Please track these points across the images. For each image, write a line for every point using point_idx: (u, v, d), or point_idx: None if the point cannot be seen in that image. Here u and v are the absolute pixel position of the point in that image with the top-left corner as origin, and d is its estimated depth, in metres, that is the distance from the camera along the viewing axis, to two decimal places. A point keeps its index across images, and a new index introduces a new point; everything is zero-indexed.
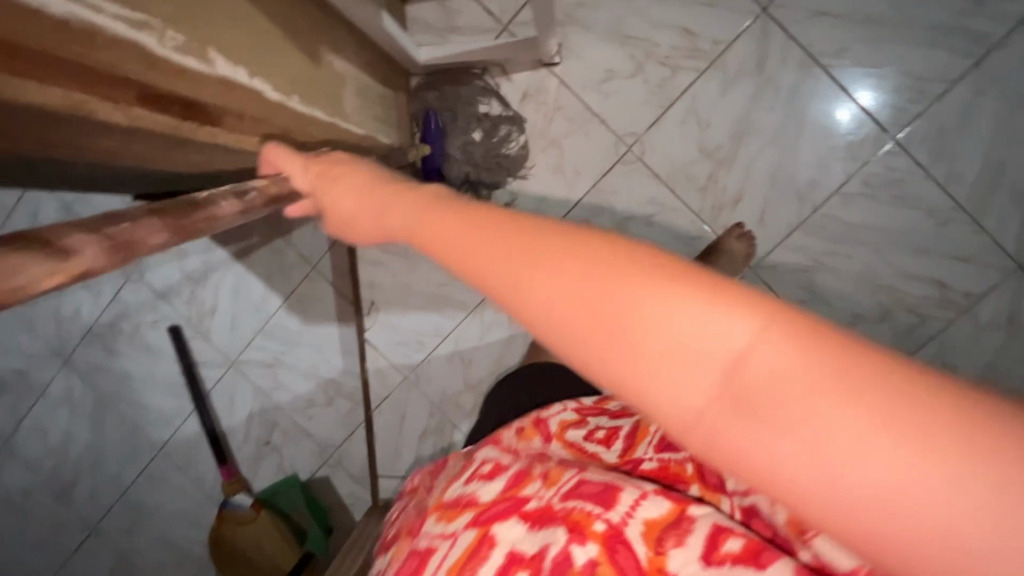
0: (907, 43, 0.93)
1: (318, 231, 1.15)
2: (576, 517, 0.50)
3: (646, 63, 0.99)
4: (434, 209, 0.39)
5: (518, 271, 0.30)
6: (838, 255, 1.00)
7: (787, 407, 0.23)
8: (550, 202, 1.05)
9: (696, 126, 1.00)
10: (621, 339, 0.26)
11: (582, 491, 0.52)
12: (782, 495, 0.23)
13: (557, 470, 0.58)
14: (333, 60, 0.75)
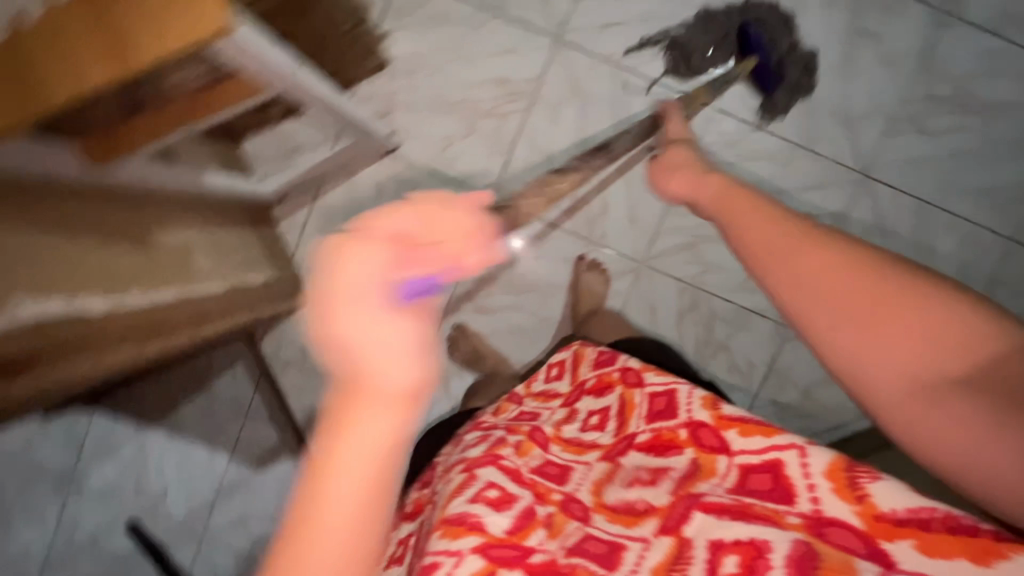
0: (690, 25, 1.02)
1: (239, 377, 1.16)
2: (582, 575, 0.45)
3: (476, 119, 1.05)
4: (739, 200, 0.54)
5: (812, 262, 0.45)
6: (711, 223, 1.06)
7: (941, 372, 0.40)
8: None
9: (544, 157, 1.05)
10: (873, 314, 0.42)
11: (586, 547, 0.47)
12: (919, 427, 0.40)
13: (559, 517, 0.50)
14: (168, 234, 0.76)
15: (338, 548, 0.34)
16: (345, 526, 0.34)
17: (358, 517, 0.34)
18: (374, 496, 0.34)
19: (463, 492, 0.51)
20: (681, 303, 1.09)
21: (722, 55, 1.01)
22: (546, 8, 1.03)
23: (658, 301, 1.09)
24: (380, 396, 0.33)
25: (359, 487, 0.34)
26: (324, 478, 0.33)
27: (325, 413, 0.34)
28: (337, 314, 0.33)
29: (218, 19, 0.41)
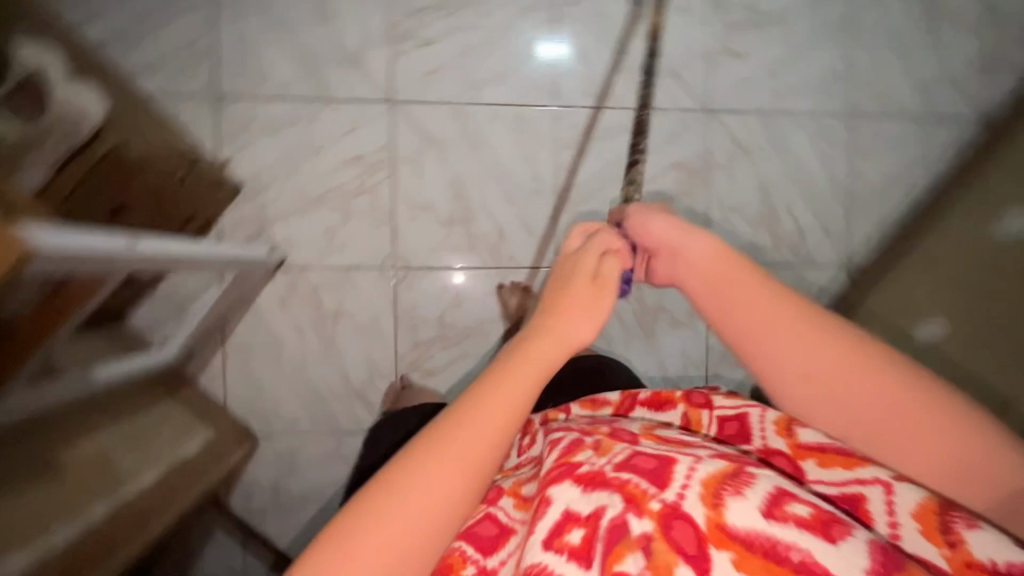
0: (504, 42, 1.07)
1: (218, 550, 1.06)
2: (632, 489, 0.46)
3: (348, 203, 1.04)
4: (716, 284, 0.57)
5: (788, 356, 0.53)
6: (601, 205, 1.11)
7: (962, 467, 0.49)
8: (379, 355, 1.06)
9: (426, 209, 1.06)
10: (892, 412, 0.50)
11: (635, 463, 0.49)
12: (901, 461, 0.51)
13: (609, 440, 0.53)
14: (76, 450, 0.71)
15: (445, 473, 0.44)
16: (460, 470, 0.45)
17: (468, 472, 0.45)
18: (487, 448, 0.46)
19: (530, 475, 0.58)
20: None
21: (551, 41, 1.07)
22: (368, 76, 1.04)
23: None
24: (526, 386, 0.49)
25: (471, 448, 0.46)
26: (454, 422, 0.47)
27: (471, 388, 0.49)
28: (535, 348, 0.52)
29: (12, 250, 0.44)
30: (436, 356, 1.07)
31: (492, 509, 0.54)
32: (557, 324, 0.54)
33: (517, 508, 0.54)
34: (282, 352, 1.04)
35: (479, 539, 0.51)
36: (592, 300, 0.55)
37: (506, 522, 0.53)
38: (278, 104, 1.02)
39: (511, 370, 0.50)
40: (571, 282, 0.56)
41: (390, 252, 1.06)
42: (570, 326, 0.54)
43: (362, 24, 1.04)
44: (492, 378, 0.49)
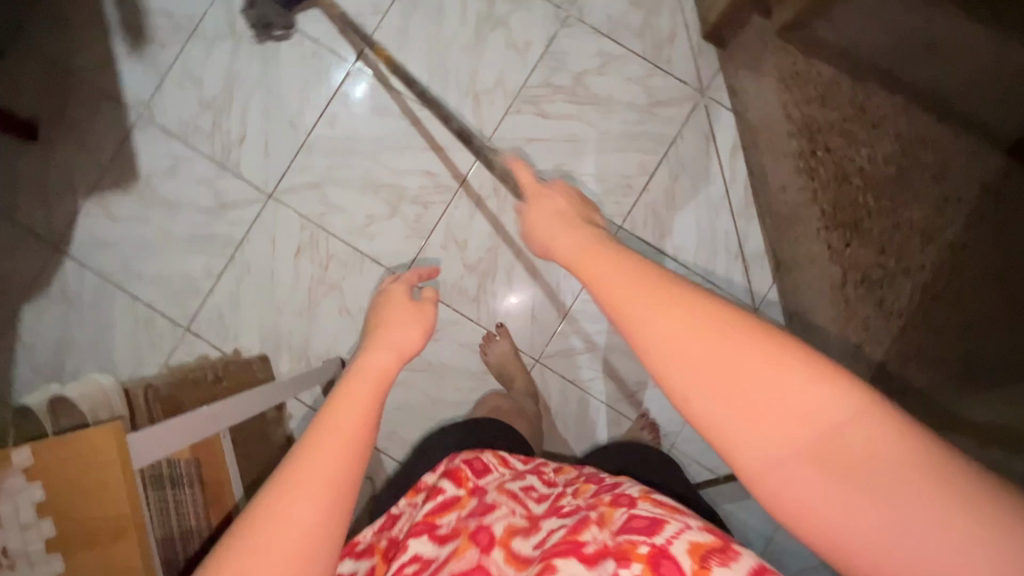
0: (280, 78, 1.13)
1: None
2: (624, 544, 0.43)
3: (328, 279, 1.12)
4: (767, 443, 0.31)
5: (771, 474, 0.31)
6: (457, 74, 1.12)
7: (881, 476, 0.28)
8: (465, 333, 1.11)
9: (373, 220, 1.12)
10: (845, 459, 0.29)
11: (631, 525, 0.45)
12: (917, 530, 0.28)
13: (609, 512, 0.49)
14: None
15: (317, 497, 0.40)
16: (332, 488, 0.41)
17: (339, 488, 0.41)
18: (344, 467, 0.42)
19: (526, 536, 0.53)
20: (531, 110, 1.13)
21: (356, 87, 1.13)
22: (239, 199, 1.12)
23: (526, 131, 1.13)
24: (368, 397, 0.47)
25: (333, 458, 0.42)
26: (320, 436, 0.43)
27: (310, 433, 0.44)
28: (369, 361, 0.51)
29: (106, 428, 0.46)
30: (496, 289, 1.11)
31: (486, 556, 0.50)
32: (388, 334, 0.56)
33: (510, 560, 0.50)
34: (414, 406, 1.11)
35: None
36: (410, 329, 0.57)
37: (498, 571, 0.49)
38: (218, 285, 1.11)
39: (355, 389, 0.48)
40: (385, 306, 0.59)
41: (387, 271, 1.11)
42: (391, 341, 0.54)
43: (195, 178, 1.12)
44: (335, 400, 0.46)
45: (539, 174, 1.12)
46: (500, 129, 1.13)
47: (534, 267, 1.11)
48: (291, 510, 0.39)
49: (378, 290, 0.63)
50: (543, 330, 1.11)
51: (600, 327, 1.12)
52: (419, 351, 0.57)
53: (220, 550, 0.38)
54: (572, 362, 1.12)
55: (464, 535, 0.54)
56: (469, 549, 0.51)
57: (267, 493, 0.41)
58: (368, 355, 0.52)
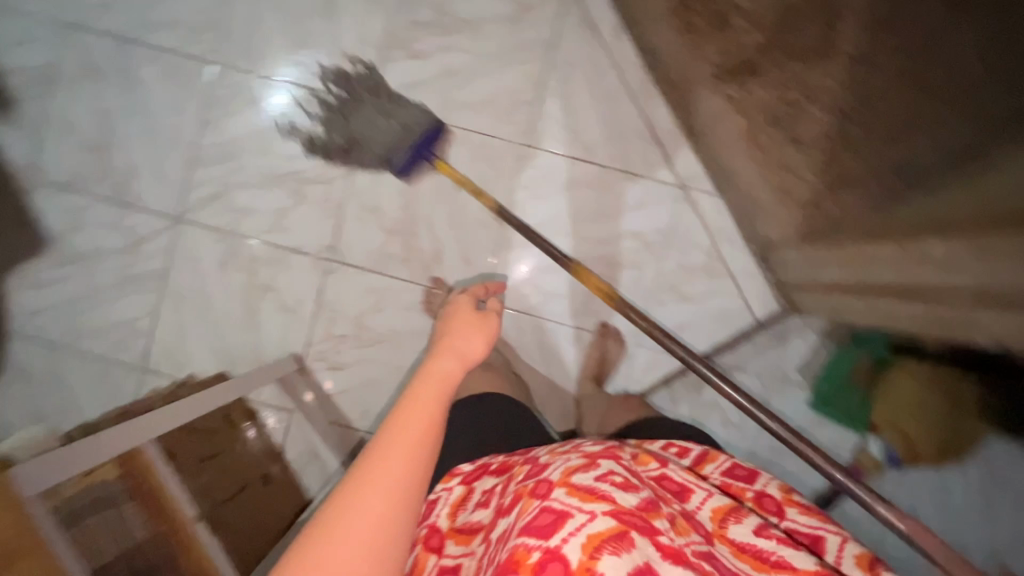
0: (149, 101, 1.11)
1: None
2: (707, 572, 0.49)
3: (259, 282, 1.11)
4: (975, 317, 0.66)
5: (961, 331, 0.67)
6: (319, 43, 1.09)
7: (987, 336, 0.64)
8: (406, 296, 1.11)
9: (283, 212, 1.10)
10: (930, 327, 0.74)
11: None
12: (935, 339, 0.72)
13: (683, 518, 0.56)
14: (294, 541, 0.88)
15: (407, 457, 0.52)
16: (420, 454, 0.53)
17: (423, 448, 0.54)
18: (424, 441, 0.55)
19: (586, 469, 0.57)
20: (403, 55, 1.08)
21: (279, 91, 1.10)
22: (150, 231, 1.11)
23: (405, 78, 1.09)
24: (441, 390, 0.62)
25: (403, 453, 0.52)
26: (412, 410, 0.57)
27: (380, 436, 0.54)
28: (440, 365, 0.66)
29: None
30: (422, 243, 1.10)
31: (548, 502, 0.54)
32: (451, 345, 0.72)
33: (573, 493, 0.53)
34: (379, 379, 1.11)
35: (538, 529, 0.51)
36: (467, 348, 0.73)
37: (565, 508, 0.52)
38: (157, 319, 1.12)
39: (431, 380, 0.63)
40: (452, 322, 0.79)
41: (312, 258, 1.11)
42: (451, 353, 0.70)
43: (102, 224, 1.11)
44: (419, 394, 0.60)
45: (430, 119, 1.09)
46: (378, 84, 1.09)
47: (452, 211, 1.09)
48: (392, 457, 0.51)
49: (446, 305, 0.85)
50: (481, 270, 1.10)
51: (535, 252, 1.10)
52: (478, 357, 0.73)
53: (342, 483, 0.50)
54: (519, 294, 1.11)
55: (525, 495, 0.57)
56: (531, 502, 0.55)
57: (373, 447, 0.53)
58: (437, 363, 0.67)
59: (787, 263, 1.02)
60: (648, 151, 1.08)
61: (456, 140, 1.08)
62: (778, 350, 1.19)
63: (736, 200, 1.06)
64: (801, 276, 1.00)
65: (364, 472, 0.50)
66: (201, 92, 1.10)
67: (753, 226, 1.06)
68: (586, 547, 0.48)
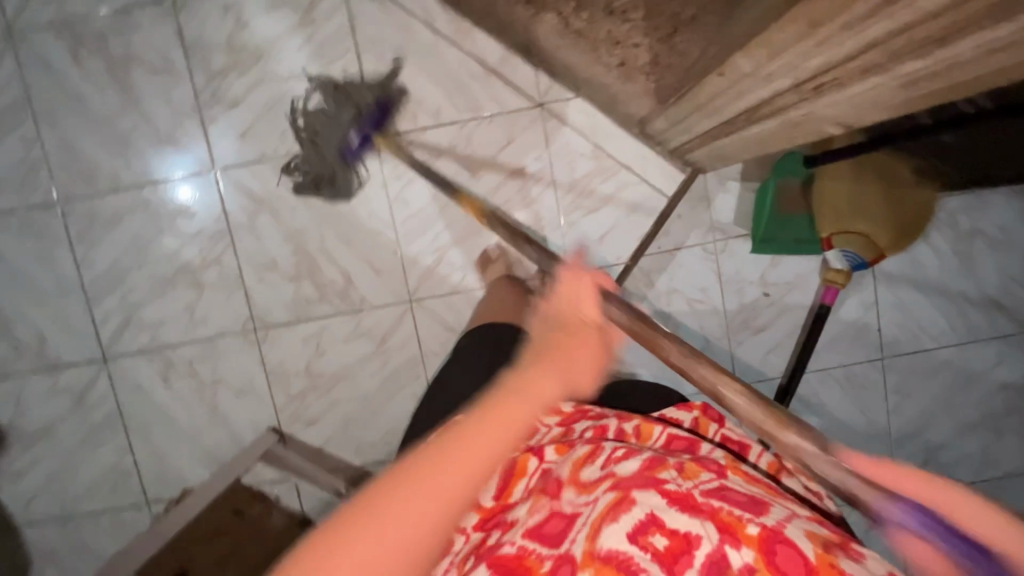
0: (21, 266, 1.10)
1: None
2: (726, 517, 0.45)
3: (205, 379, 1.12)
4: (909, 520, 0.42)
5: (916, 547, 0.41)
6: (142, 137, 1.06)
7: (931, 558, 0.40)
8: (340, 329, 1.10)
9: (192, 307, 1.10)
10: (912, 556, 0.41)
11: (726, 495, 0.47)
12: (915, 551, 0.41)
13: (694, 464, 0.51)
14: None
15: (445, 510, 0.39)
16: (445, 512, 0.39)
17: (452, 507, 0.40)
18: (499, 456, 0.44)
19: (592, 459, 0.55)
20: (222, 109, 1.05)
21: (178, 195, 1.08)
22: (86, 380, 1.12)
23: (233, 130, 1.06)
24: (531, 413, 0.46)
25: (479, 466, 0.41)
26: (478, 430, 0.43)
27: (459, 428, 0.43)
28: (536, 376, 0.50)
29: None
30: (329, 276, 1.09)
31: (559, 502, 0.53)
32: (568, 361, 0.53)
33: (580, 492, 0.53)
34: (354, 414, 1.13)
35: (546, 535, 0.51)
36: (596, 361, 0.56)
37: (574, 509, 0.52)
38: (135, 453, 1.14)
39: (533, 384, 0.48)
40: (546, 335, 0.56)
41: (240, 336, 1.11)
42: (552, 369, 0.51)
43: (42, 394, 1.13)
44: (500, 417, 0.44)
45: (277, 157, 1.06)
46: (214, 148, 1.06)
47: (341, 233, 1.08)
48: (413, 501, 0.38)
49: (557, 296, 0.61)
50: (393, 274, 1.09)
51: (434, 233, 1.08)
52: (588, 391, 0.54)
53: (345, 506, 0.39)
54: (438, 279, 1.09)
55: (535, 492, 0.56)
56: (543, 501, 0.54)
57: (401, 472, 0.40)
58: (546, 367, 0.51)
59: (659, 136, 1.01)
60: (492, 87, 1.04)
61: (313, 162, 1.06)
62: (706, 213, 1.17)
63: (595, 97, 1.02)
64: (681, 138, 0.96)
65: (369, 505, 0.38)
66: (63, 235, 1.09)
67: (620, 113, 1.02)
68: (588, 540, 0.48)
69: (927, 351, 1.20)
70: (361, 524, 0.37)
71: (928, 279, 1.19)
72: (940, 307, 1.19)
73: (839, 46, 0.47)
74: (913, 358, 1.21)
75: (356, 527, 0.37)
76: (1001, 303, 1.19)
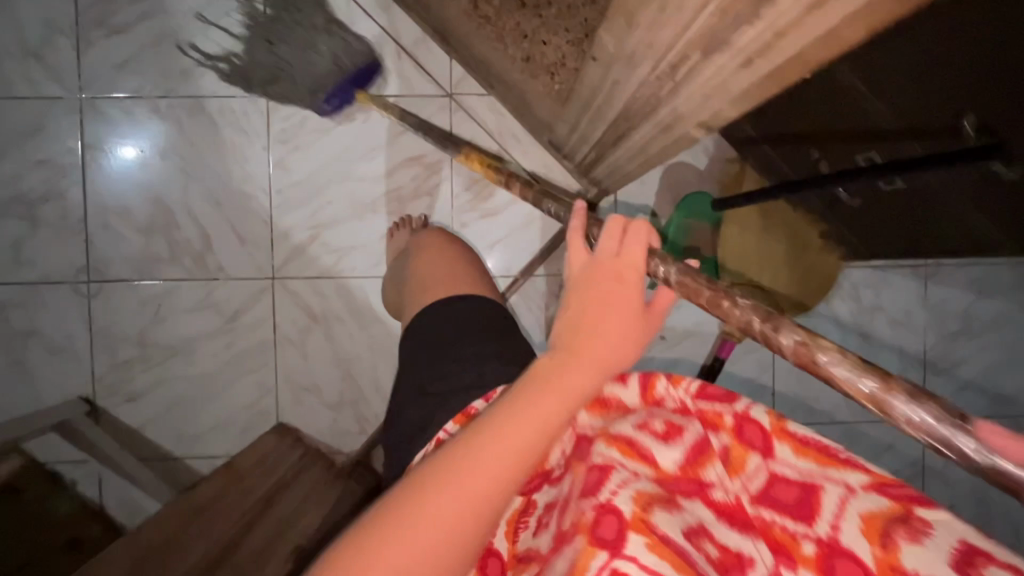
0: None
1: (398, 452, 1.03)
2: (780, 535, 0.38)
3: (16, 327, 0.97)
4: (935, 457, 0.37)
5: None
6: (4, 45, 0.94)
7: None
8: (186, 296, 0.98)
9: (19, 243, 0.96)
10: None
11: (781, 492, 0.40)
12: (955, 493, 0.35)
13: (738, 441, 0.43)
14: None
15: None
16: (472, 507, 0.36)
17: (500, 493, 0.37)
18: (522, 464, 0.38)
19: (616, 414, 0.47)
20: (102, 33, 0.95)
21: (29, 115, 0.95)
22: None
23: (113, 59, 0.96)
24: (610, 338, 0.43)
25: (463, 504, 0.35)
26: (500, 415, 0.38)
27: (441, 476, 0.36)
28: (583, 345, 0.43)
29: None
30: (185, 234, 0.98)
31: (587, 459, 0.44)
32: (586, 350, 0.42)
33: (611, 445, 0.44)
34: (184, 393, 0.99)
35: (597, 542, 0.38)
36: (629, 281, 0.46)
37: (610, 460, 0.43)
38: None
39: (538, 408, 0.39)
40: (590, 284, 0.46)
41: (69, 285, 0.97)
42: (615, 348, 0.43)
43: None
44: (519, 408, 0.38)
45: (154, 96, 0.96)
46: (86, 73, 0.96)
47: (209, 189, 0.97)
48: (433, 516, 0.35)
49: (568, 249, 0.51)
50: (258, 245, 0.98)
51: (313, 209, 0.99)
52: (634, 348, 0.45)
53: (348, 544, 0.34)
54: (307, 260, 0.99)
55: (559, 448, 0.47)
56: (575, 471, 0.44)
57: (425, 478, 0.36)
58: (591, 335, 0.43)
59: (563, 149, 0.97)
60: (402, 69, 1.00)
61: (191, 109, 0.97)
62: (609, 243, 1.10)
63: (507, 96, 0.97)
64: (580, 150, 0.90)
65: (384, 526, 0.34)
66: None
67: (530, 119, 0.98)
68: (638, 501, 0.39)
69: (820, 426, 1.15)
70: (376, 562, 0.33)
71: None
72: None
73: (680, 9, 0.42)
74: (801, 429, 1.15)
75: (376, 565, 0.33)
76: None
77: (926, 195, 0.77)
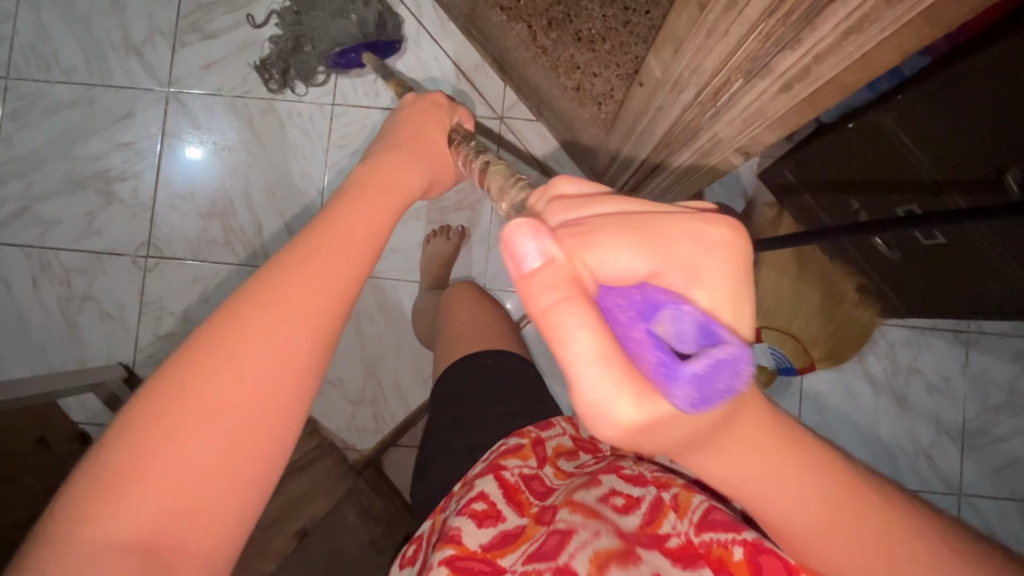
0: None
1: (409, 457, 1.03)
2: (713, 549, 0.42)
3: (76, 290, 1.04)
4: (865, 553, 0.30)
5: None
6: (114, 41, 1.06)
7: None
8: (232, 279, 1.04)
9: (92, 215, 1.05)
10: None
11: (712, 519, 0.44)
12: None
13: (684, 494, 0.47)
14: None
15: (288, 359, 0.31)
16: (279, 356, 0.30)
17: (302, 381, 0.31)
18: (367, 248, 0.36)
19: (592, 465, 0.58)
20: (197, 37, 1.06)
21: (121, 102, 1.06)
22: None
23: (201, 60, 1.06)
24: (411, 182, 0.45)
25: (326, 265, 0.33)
26: (283, 282, 0.32)
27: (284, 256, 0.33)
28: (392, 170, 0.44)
29: None
30: (239, 220, 1.05)
31: (552, 525, 0.48)
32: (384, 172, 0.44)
33: (576, 511, 0.48)
34: None
35: (544, 554, 0.45)
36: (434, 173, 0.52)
37: (570, 526, 0.46)
38: None
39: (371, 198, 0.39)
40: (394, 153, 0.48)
41: (130, 257, 1.04)
42: (692, 234, 0.26)
43: None
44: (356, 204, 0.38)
45: (232, 96, 1.06)
46: (176, 68, 1.06)
47: (268, 179, 1.05)
48: (222, 380, 0.29)
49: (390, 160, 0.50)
50: None
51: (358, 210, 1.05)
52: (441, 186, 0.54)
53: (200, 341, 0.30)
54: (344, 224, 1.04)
55: (529, 516, 0.51)
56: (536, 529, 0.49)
57: (186, 361, 0.29)
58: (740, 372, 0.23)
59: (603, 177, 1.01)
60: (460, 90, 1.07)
61: (265, 110, 1.05)
62: None
63: (555, 122, 1.02)
64: (620, 176, 0.93)
65: (182, 380, 0.28)
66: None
67: (574, 147, 1.03)
68: (595, 562, 0.44)
69: None
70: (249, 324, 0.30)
71: (858, 408, 1.11)
72: (865, 441, 1.11)
73: (724, 36, 0.44)
74: None
75: (174, 416, 0.28)
76: (929, 455, 1.11)
77: (965, 249, 0.76)
